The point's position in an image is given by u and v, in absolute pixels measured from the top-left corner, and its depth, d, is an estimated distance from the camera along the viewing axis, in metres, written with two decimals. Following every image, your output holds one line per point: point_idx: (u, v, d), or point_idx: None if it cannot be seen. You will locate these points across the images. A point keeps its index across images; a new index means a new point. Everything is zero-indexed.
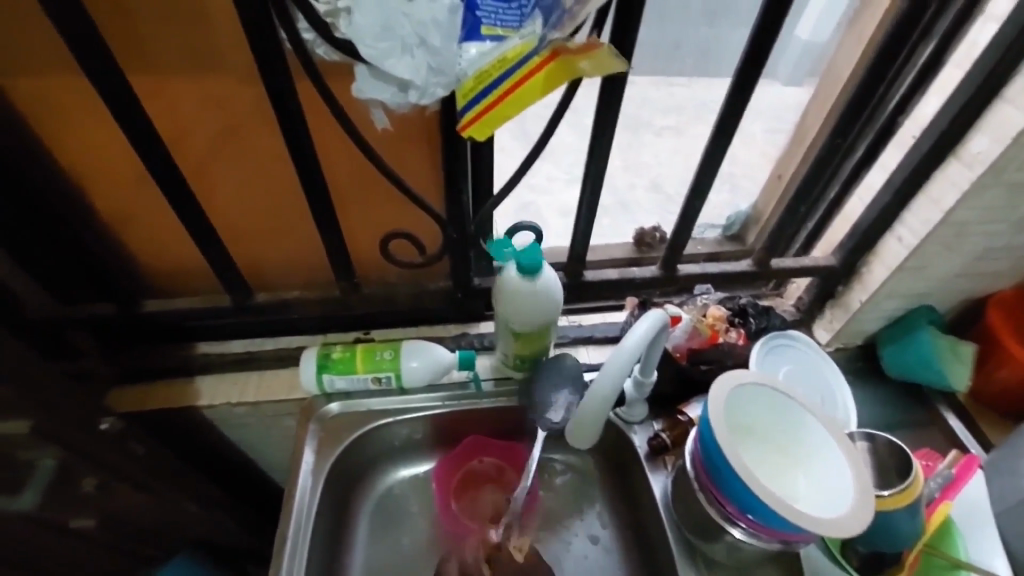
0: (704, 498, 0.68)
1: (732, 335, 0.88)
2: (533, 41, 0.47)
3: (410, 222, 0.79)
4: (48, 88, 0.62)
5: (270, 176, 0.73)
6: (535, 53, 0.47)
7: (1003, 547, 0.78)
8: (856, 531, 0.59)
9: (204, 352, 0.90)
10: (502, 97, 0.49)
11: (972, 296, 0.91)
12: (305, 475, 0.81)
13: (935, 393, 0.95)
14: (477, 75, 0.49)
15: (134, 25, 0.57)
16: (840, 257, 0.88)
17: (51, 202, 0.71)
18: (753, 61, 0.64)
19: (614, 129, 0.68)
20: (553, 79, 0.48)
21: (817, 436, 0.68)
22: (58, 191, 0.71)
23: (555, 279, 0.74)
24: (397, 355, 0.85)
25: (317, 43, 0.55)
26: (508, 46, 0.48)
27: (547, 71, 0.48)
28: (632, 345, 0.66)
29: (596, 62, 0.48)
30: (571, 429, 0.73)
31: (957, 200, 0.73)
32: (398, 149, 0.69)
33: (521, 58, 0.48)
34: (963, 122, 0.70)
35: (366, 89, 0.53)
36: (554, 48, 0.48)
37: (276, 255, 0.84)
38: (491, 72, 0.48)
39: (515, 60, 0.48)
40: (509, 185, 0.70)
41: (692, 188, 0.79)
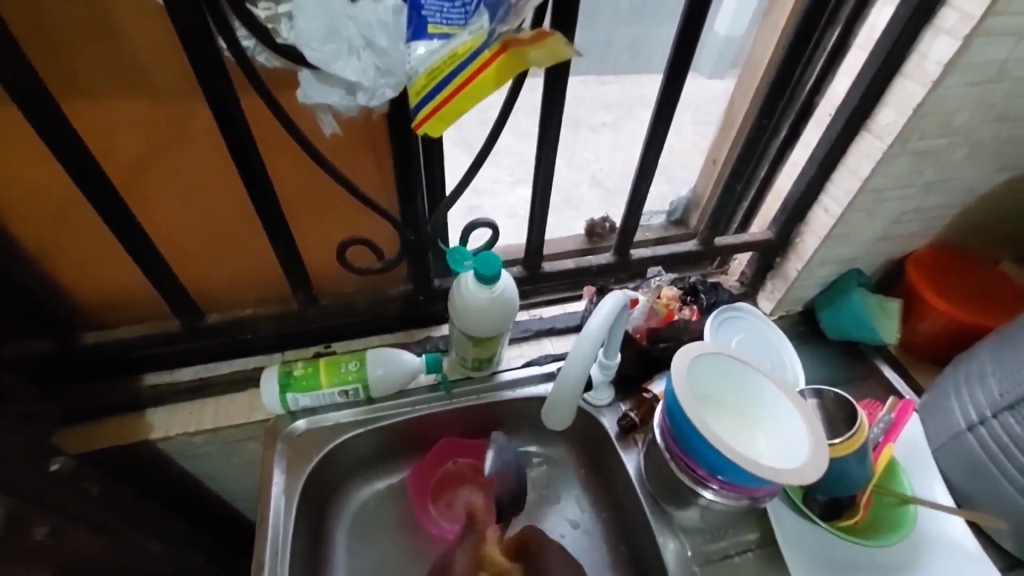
0: (675, 466, 0.72)
1: (685, 312, 0.92)
2: (482, 35, 0.48)
3: (366, 227, 0.78)
4: None
5: (216, 194, 0.70)
6: (484, 47, 0.48)
7: (943, 480, 0.85)
8: (815, 478, 0.63)
9: (152, 383, 0.85)
10: (455, 92, 0.50)
11: (891, 257, 1.00)
12: (277, 498, 0.78)
13: (870, 348, 1.03)
14: (430, 73, 0.50)
15: (57, 41, 0.53)
16: (775, 230, 0.95)
17: None
18: (685, 50, 0.68)
19: (560, 122, 0.70)
20: (506, 72, 0.48)
21: (772, 398, 0.73)
22: None
23: (512, 285, 0.73)
24: (362, 364, 0.84)
25: (257, 50, 0.53)
26: (458, 42, 0.48)
27: (498, 64, 0.48)
28: (597, 329, 0.68)
29: (547, 51, 0.49)
30: (545, 414, 0.74)
31: (872, 169, 0.80)
32: (347, 154, 0.68)
33: (471, 53, 0.48)
34: (872, 97, 0.77)
35: (312, 94, 0.53)
36: (504, 41, 0.48)
37: (229, 275, 0.81)
38: (443, 68, 0.49)
39: (466, 55, 0.48)
40: (463, 183, 0.71)
41: (638, 174, 0.82)
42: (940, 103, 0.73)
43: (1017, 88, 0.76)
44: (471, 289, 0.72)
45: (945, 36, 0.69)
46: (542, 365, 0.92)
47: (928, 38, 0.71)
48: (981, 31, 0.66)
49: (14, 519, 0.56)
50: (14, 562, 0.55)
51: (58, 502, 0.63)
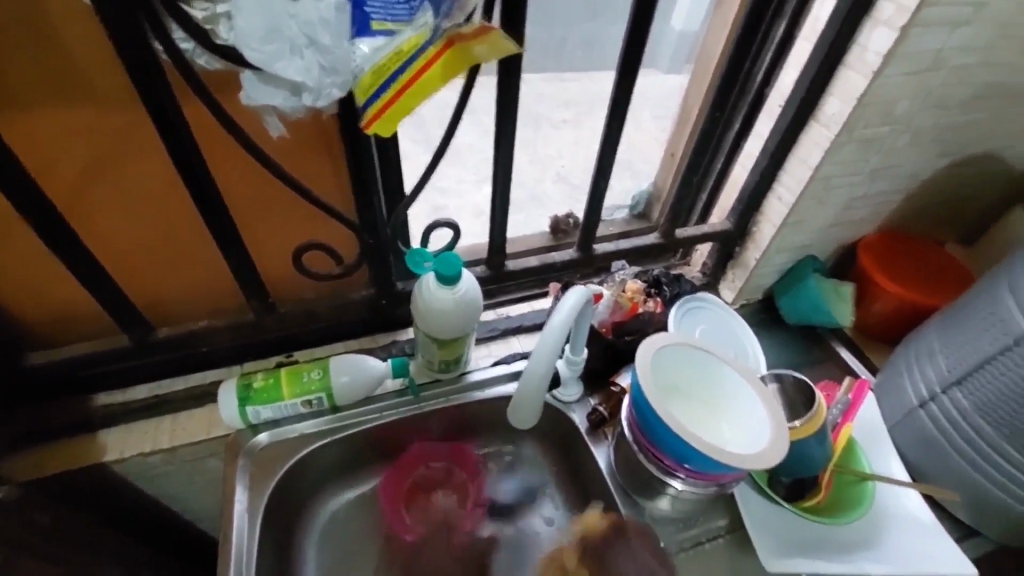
0: (644, 457, 0.73)
1: (649, 304, 0.91)
2: (427, 32, 0.47)
3: (323, 232, 0.76)
4: None
5: (161, 204, 0.67)
6: (429, 44, 0.47)
7: (899, 455, 0.89)
8: (776, 461, 0.64)
9: (104, 404, 0.81)
10: (402, 89, 0.48)
11: (844, 242, 1.04)
12: (240, 517, 0.75)
13: (827, 332, 1.06)
14: (375, 71, 0.48)
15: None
16: (733, 221, 0.97)
17: None
18: (636, 44, 0.68)
19: (516, 119, 0.69)
20: (451, 69, 0.47)
21: (734, 385, 0.74)
22: None
23: (474, 283, 0.73)
24: (325, 373, 0.82)
25: (196, 52, 0.51)
26: (403, 40, 0.47)
27: (443, 60, 0.47)
28: (560, 324, 0.67)
29: (491, 46, 0.48)
30: (511, 413, 0.72)
31: (821, 158, 0.83)
32: (298, 156, 0.66)
33: (415, 50, 0.47)
34: (819, 88, 0.79)
35: (255, 96, 0.50)
36: (447, 37, 0.47)
37: (180, 287, 0.77)
38: (389, 65, 0.48)
39: (410, 53, 0.47)
40: (420, 183, 0.70)
41: (597, 169, 0.83)
42: (881, 92, 0.76)
43: (952, 77, 0.79)
44: (432, 290, 0.70)
45: (884, 28, 0.71)
46: (510, 364, 0.92)
47: (868, 30, 0.73)
48: (917, 22, 0.69)
49: None
50: None
51: None
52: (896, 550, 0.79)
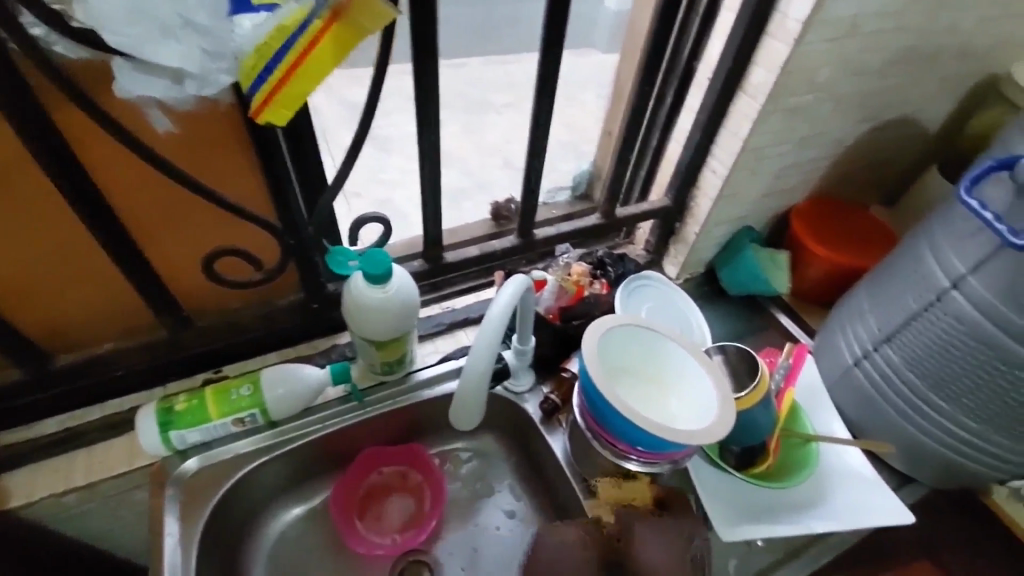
0: (597, 443, 0.71)
1: (595, 286, 0.92)
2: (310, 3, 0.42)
3: (238, 235, 0.70)
4: None
5: (38, 217, 0.59)
6: (313, 16, 0.42)
7: (839, 414, 0.92)
8: (725, 434, 0.64)
9: (5, 443, 0.73)
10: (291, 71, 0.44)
11: (778, 211, 1.06)
12: (173, 551, 0.68)
13: (767, 300, 1.09)
14: (258, 50, 0.43)
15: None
16: (671, 196, 0.97)
17: None
18: (558, 18, 0.64)
19: (439, 103, 0.65)
20: (343, 44, 0.43)
21: (680, 360, 0.73)
22: None
23: (408, 279, 0.69)
24: (257, 388, 0.76)
25: (53, 39, 0.44)
26: (285, 12, 0.42)
27: (332, 35, 0.43)
28: (499, 314, 0.64)
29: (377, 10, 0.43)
30: (451, 414, 0.69)
31: (750, 128, 0.83)
32: (197, 156, 0.59)
33: (300, 24, 0.43)
34: (743, 58, 0.79)
35: (130, 86, 0.44)
36: (332, 8, 0.42)
37: (77, 308, 0.69)
38: (273, 43, 0.43)
39: (296, 28, 0.43)
40: (341, 176, 0.65)
41: (531, 152, 0.80)
42: (802, 61, 0.76)
43: (868, 43, 0.80)
44: (364, 291, 0.66)
45: None
46: (459, 359, 0.89)
47: None
48: None
49: None
50: None
51: None
52: (844, 507, 0.82)
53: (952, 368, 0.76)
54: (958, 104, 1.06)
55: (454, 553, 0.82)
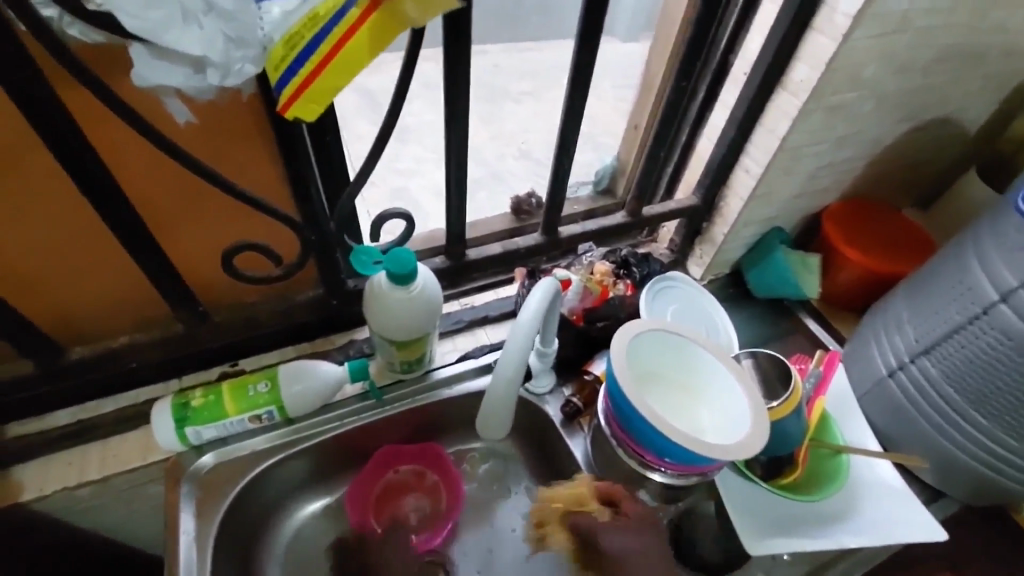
0: (622, 451, 0.69)
1: (620, 287, 0.89)
2: None
3: (257, 229, 0.68)
4: None
5: (51, 208, 0.57)
6: (350, 4, 0.39)
7: (869, 425, 0.89)
8: (758, 449, 0.61)
9: (17, 435, 0.72)
10: (323, 63, 0.40)
11: (809, 212, 1.02)
12: (188, 548, 0.67)
13: (795, 303, 1.05)
14: (287, 40, 0.40)
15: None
16: (700, 195, 0.93)
17: None
18: (596, 8, 0.61)
19: (469, 95, 0.62)
20: (381, 33, 0.40)
21: (711, 368, 0.71)
22: None
23: (433, 281, 0.66)
24: (274, 384, 0.74)
25: (65, 20, 0.42)
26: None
27: (369, 24, 0.39)
28: (529, 320, 0.62)
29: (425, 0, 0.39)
30: (479, 423, 0.70)
31: (789, 127, 0.79)
32: (218, 148, 0.57)
33: (334, 13, 0.39)
34: (785, 53, 0.75)
35: (150, 76, 0.42)
36: None
37: (89, 300, 0.67)
38: (304, 34, 0.40)
39: (329, 16, 0.39)
40: (364, 171, 0.62)
41: (558, 147, 0.76)
42: (849, 57, 0.72)
43: (920, 38, 0.76)
44: (386, 289, 0.64)
45: None
46: (478, 358, 0.87)
47: None
48: None
49: None
50: None
51: None
52: (875, 522, 0.79)
53: (997, 386, 0.72)
54: (1005, 103, 1.01)
55: (470, 553, 0.81)
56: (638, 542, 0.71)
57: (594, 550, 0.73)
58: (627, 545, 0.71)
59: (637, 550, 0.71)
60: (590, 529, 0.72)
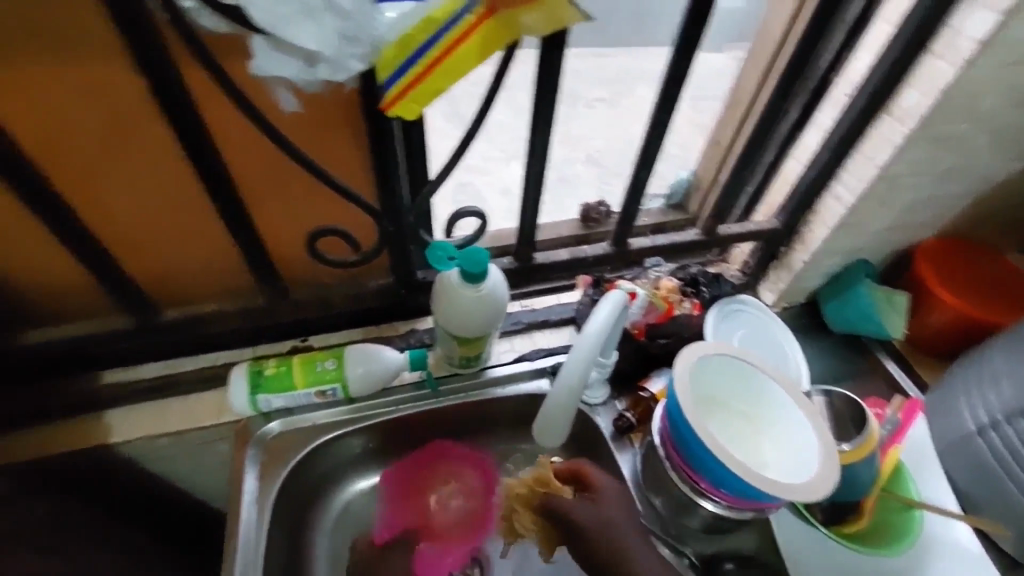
0: (676, 475, 0.67)
1: (685, 306, 0.87)
2: None
3: (340, 215, 0.71)
4: None
5: (166, 179, 0.62)
6: (466, 11, 0.41)
7: (949, 483, 0.82)
8: (826, 494, 0.59)
9: (110, 382, 0.78)
10: (432, 65, 0.43)
11: (901, 246, 0.96)
12: (249, 507, 0.72)
13: (874, 342, 0.98)
14: (401, 41, 0.43)
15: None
16: (782, 219, 0.89)
17: None
18: (698, 21, 0.60)
19: (557, 100, 0.62)
20: (492, 41, 0.42)
21: (778, 401, 0.68)
22: None
23: (502, 282, 0.67)
24: (340, 363, 0.78)
25: (201, 11, 0.45)
26: (434, 3, 0.41)
27: (482, 31, 0.42)
28: (594, 330, 0.63)
29: (544, 15, 0.42)
30: (535, 430, 0.68)
31: (890, 155, 0.74)
32: (316, 138, 0.60)
33: (449, 18, 0.41)
34: (895, 77, 0.70)
35: (266, 66, 0.44)
36: (488, 3, 0.40)
37: (185, 266, 0.73)
38: (417, 36, 0.42)
39: (444, 20, 0.41)
40: (447, 168, 0.64)
41: (640, 159, 0.75)
42: (969, 85, 0.67)
43: None
44: (457, 285, 0.65)
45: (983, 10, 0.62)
46: (533, 361, 0.87)
47: (964, 12, 0.64)
48: None
49: None
50: None
51: None
52: None
53: None
54: None
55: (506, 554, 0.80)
56: (615, 513, 0.66)
57: (572, 532, 0.67)
58: (603, 517, 0.65)
59: (615, 522, 0.65)
60: (565, 511, 0.67)
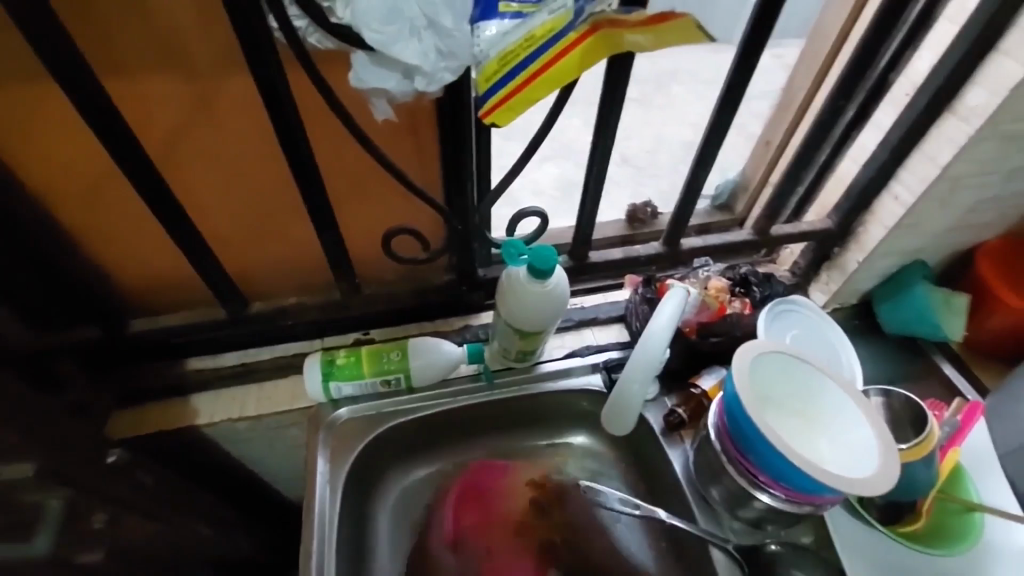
0: (732, 468, 0.69)
1: (736, 305, 0.88)
2: (566, 14, 0.46)
3: (410, 215, 0.77)
4: (16, 110, 0.56)
5: (261, 178, 0.69)
6: (570, 28, 0.47)
7: (1010, 486, 0.81)
8: (886, 489, 0.60)
9: (196, 368, 0.85)
10: (534, 77, 0.48)
11: (959, 248, 0.95)
12: (322, 488, 0.78)
13: (929, 345, 0.97)
14: (501, 57, 0.47)
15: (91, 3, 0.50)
16: (836, 219, 0.89)
17: (30, 232, 0.66)
18: (763, 26, 0.62)
19: (623, 104, 0.65)
20: (595, 54, 0.48)
21: (835, 400, 0.69)
22: (36, 219, 0.65)
23: (566, 281, 0.71)
24: (404, 355, 0.83)
25: (308, 31, 0.51)
26: (537, 22, 0.46)
27: (585, 47, 0.47)
28: (660, 331, 0.70)
29: (652, 36, 0.48)
30: (605, 418, 0.78)
31: (954, 154, 0.74)
32: (396, 141, 0.66)
33: (555, 34, 0.47)
34: (960, 76, 0.71)
35: (366, 77, 0.49)
36: (594, 22, 0.47)
37: (268, 258, 0.79)
38: (519, 52, 0.47)
39: (551, 35, 0.47)
40: (515, 170, 0.67)
41: (696, 159, 0.77)
42: None
43: None
44: (524, 282, 0.69)
45: None
46: (585, 357, 0.89)
47: None
48: None
49: (73, 510, 0.58)
50: (70, 548, 0.57)
51: (102, 492, 0.64)
52: None
53: None
54: None
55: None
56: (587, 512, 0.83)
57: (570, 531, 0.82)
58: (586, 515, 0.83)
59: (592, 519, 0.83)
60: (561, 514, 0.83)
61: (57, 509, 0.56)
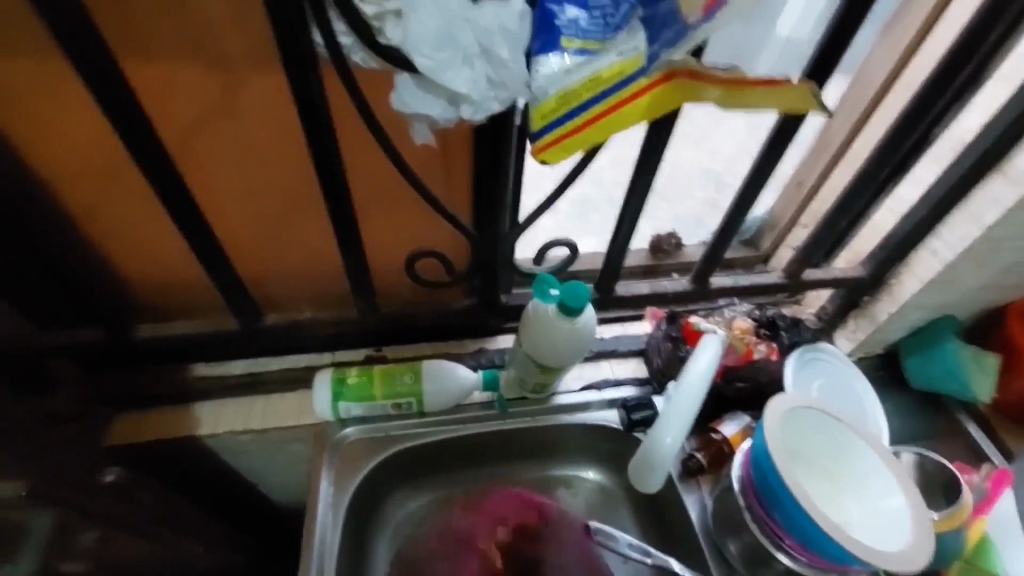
0: (755, 526, 0.66)
1: (762, 348, 0.84)
2: (637, 58, 0.44)
3: (436, 235, 0.75)
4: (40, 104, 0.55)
5: (286, 187, 0.67)
6: (643, 73, 0.45)
7: None
8: (919, 565, 0.59)
9: (201, 375, 0.82)
10: (595, 120, 0.46)
11: (994, 305, 0.92)
12: (323, 510, 0.75)
13: (956, 403, 0.94)
14: (561, 95, 0.44)
15: None
16: (869, 268, 0.87)
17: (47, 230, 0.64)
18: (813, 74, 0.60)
19: (666, 139, 0.63)
20: (661, 101, 0.48)
21: (866, 463, 0.67)
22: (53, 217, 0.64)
23: (593, 318, 0.68)
24: (417, 378, 0.80)
25: (354, 48, 0.49)
26: (603, 63, 0.44)
27: (655, 94, 0.47)
28: (696, 378, 0.69)
29: (721, 95, 0.49)
30: (634, 474, 0.72)
31: (999, 215, 0.72)
32: (431, 163, 0.64)
33: (627, 76, 0.45)
34: (1012, 136, 0.68)
35: (409, 100, 0.47)
36: (670, 70, 0.46)
37: (285, 269, 0.77)
38: (581, 93, 0.44)
39: (624, 76, 0.44)
40: (549, 200, 0.65)
41: (734, 203, 0.76)
42: None
43: None
44: (552, 318, 0.66)
45: None
46: (601, 392, 0.87)
47: None
48: None
49: (60, 528, 0.56)
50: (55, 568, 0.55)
51: (96, 508, 0.62)
52: None
53: None
54: None
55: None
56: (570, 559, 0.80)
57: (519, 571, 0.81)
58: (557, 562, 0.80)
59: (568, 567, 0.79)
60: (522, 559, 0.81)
61: (44, 528, 0.54)
